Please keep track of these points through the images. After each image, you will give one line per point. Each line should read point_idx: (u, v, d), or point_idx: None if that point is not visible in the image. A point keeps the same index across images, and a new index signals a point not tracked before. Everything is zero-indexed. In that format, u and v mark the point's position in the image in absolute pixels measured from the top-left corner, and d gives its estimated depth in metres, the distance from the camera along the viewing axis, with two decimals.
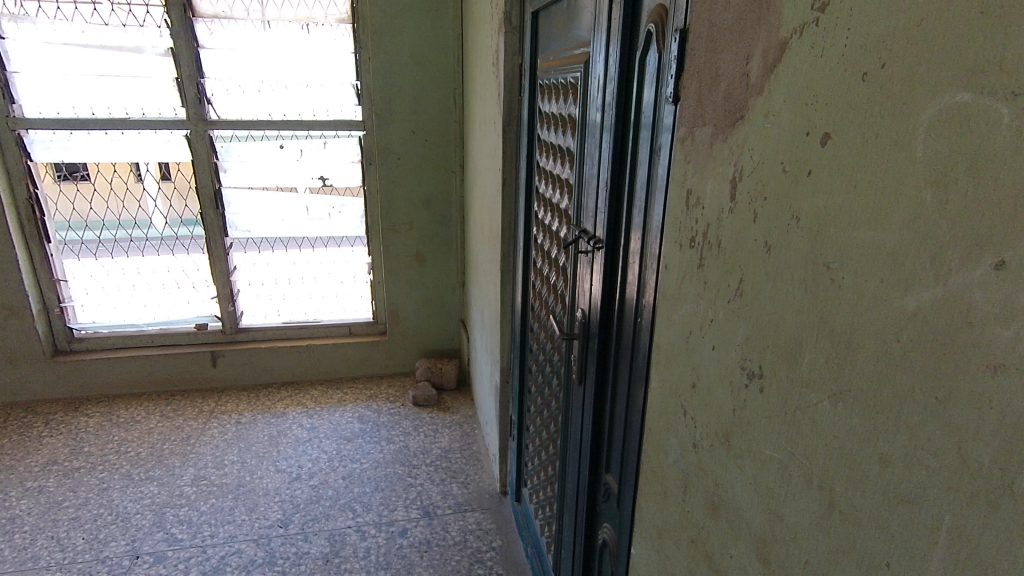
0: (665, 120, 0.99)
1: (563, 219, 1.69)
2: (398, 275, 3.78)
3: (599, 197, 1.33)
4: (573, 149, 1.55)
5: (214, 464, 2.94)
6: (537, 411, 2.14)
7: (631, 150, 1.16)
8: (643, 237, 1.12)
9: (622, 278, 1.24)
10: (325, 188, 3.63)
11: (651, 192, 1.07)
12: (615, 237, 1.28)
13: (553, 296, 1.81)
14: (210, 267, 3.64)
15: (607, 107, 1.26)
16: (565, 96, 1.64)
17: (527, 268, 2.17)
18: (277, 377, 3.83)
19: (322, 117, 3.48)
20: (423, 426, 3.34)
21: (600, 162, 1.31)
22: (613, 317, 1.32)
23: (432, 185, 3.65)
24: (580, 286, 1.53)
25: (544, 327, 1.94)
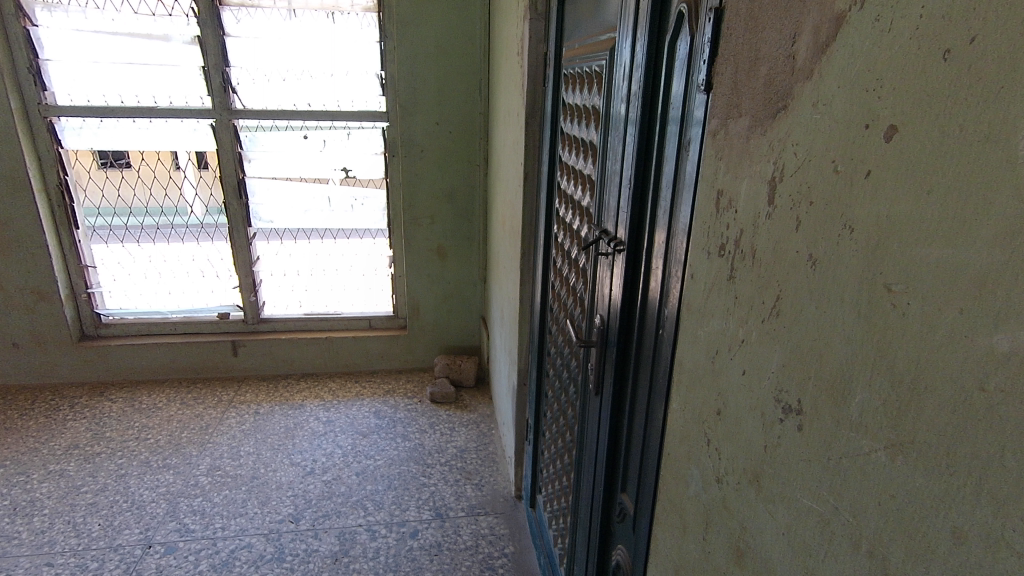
0: (695, 112, 0.88)
1: (584, 217, 1.59)
2: (419, 269, 3.72)
3: (620, 196, 1.23)
4: (596, 143, 1.45)
5: (230, 455, 2.94)
6: (553, 417, 2.05)
7: (657, 146, 1.06)
8: (667, 241, 1.01)
9: (645, 285, 1.14)
10: (348, 179, 3.59)
11: (678, 191, 0.97)
12: (637, 241, 1.18)
13: (572, 299, 1.71)
14: (233, 256, 3.64)
15: (631, 99, 1.16)
16: (589, 86, 1.54)
17: (546, 267, 2.08)
18: (297, 369, 3.83)
19: (347, 107, 3.43)
20: (439, 424, 3.28)
21: (624, 158, 1.21)
22: (633, 326, 1.22)
23: (456, 178, 3.58)
24: (599, 290, 1.43)
25: (562, 330, 1.84)
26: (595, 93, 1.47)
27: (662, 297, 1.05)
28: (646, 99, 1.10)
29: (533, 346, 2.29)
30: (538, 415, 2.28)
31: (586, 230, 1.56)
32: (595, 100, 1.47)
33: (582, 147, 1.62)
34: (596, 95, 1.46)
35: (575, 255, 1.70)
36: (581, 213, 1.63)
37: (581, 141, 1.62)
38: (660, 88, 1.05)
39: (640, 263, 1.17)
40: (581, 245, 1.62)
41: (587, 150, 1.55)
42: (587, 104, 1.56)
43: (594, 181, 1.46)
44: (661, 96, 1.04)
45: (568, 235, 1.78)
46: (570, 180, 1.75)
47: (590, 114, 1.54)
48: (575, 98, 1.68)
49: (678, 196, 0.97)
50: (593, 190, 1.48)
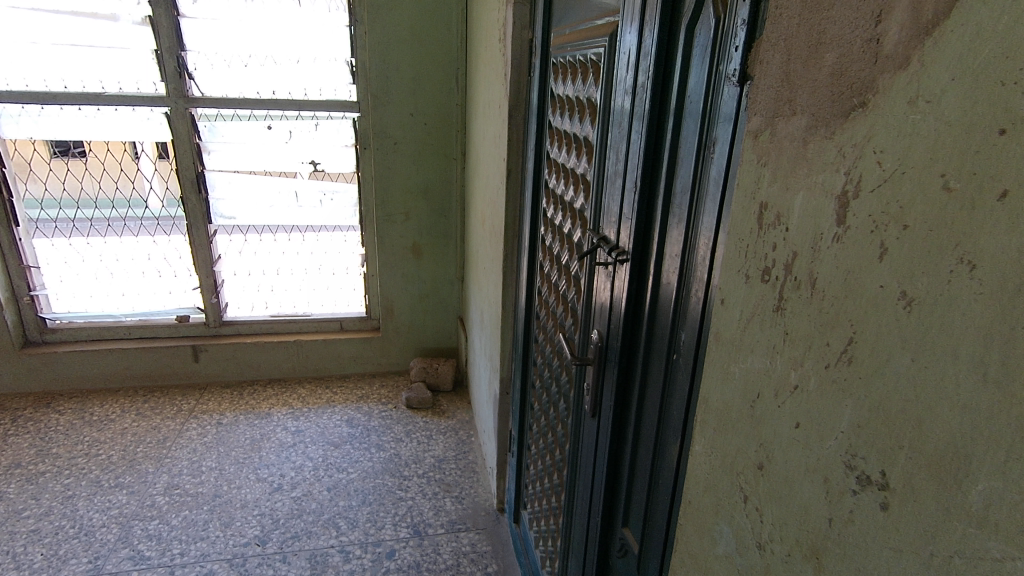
0: (723, 108, 0.75)
1: (577, 221, 1.45)
2: (393, 268, 3.55)
3: (623, 200, 1.10)
4: (592, 140, 1.31)
5: (190, 472, 2.74)
6: (539, 432, 1.92)
7: (670, 145, 0.93)
8: (684, 254, 0.89)
9: (654, 303, 1.01)
10: (317, 173, 3.38)
11: (699, 198, 0.84)
12: (645, 251, 1.05)
13: (563, 309, 1.58)
14: (192, 255, 3.41)
15: (637, 91, 1.02)
16: (581, 77, 1.40)
17: (532, 271, 1.94)
18: (263, 374, 3.62)
19: (314, 97, 3.22)
20: (416, 432, 3.13)
21: (628, 156, 1.07)
22: (639, 346, 1.10)
23: (432, 172, 3.41)
24: (596, 302, 1.30)
25: (551, 341, 1.71)
26: (589, 84, 1.33)
27: (677, 318, 0.92)
28: (656, 89, 0.97)
29: (517, 354, 2.16)
30: (523, 428, 2.15)
31: (579, 235, 1.43)
32: (589, 91, 1.33)
33: (573, 143, 1.48)
34: (591, 87, 1.32)
35: (566, 261, 1.56)
36: (572, 217, 1.50)
37: (573, 136, 1.48)
38: (674, 78, 0.91)
39: (647, 276, 1.04)
40: (573, 250, 1.49)
41: (580, 147, 1.42)
42: (578, 96, 1.43)
43: (590, 181, 1.33)
44: (676, 88, 0.91)
45: (557, 239, 1.65)
46: (560, 179, 1.61)
47: (580, 107, 1.41)
48: (564, 89, 1.55)
49: (699, 204, 0.84)
50: (589, 190, 1.35)
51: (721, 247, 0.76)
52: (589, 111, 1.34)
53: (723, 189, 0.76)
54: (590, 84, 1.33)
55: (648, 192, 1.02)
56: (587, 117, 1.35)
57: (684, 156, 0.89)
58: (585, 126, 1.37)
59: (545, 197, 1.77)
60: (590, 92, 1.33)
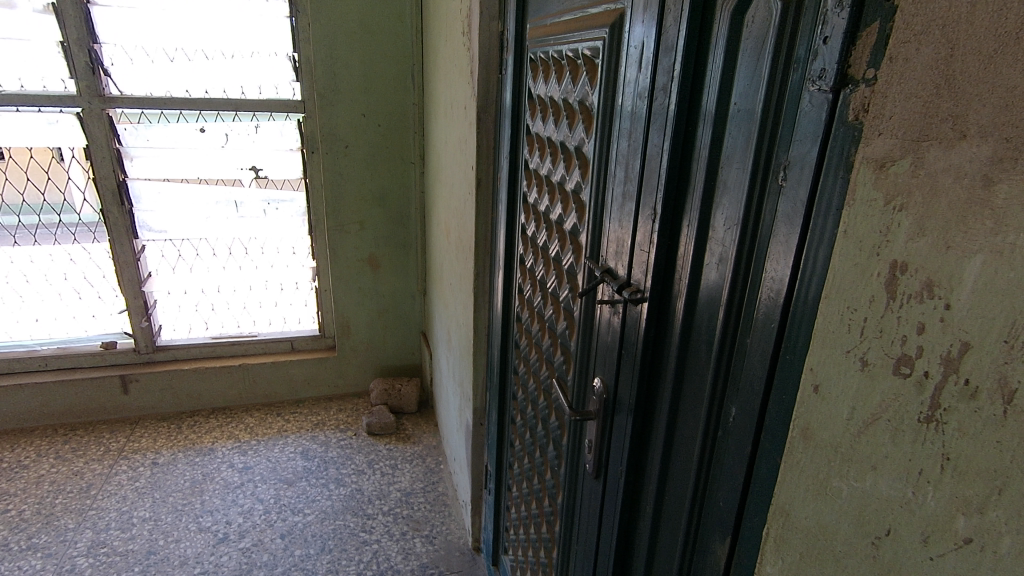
0: (803, 119, 0.55)
1: (567, 244, 1.24)
2: (348, 282, 3.26)
3: (638, 226, 0.90)
4: (587, 152, 1.10)
5: (119, 525, 2.40)
6: (522, 474, 1.71)
7: (709, 164, 0.73)
8: (733, 303, 0.69)
9: (686, 357, 0.82)
10: (259, 180, 3.06)
11: (758, 234, 0.64)
12: (670, 290, 0.85)
13: (551, 344, 1.37)
14: (117, 274, 3.02)
15: (658, 92, 0.82)
16: (569, 75, 1.18)
17: (508, 294, 1.72)
18: (205, 403, 3.27)
19: (253, 95, 2.90)
20: (379, 462, 2.87)
21: (645, 173, 0.87)
22: (661, 404, 0.90)
23: (387, 178, 3.14)
24: (596, 343, 1.09)
25: (536, 377, 1.50)
26: (581, 84, 1.12)
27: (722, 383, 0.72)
28: (686, 91, 0.77)
29: (492, 384, 1.94)
30: (500, 464, 1.94)
31: (570, 261, 1.23)
32: (582, 92, 1.12)
33: (557, 153, 1.28)
34: (584, 87, 1.10)
35: (554, 287, 1.35)
36: (560, 238, 1.28)
37: (559, 143, 1.26)
38: (715, 76, 0.71)
39: (673, 323, 0.84)
40: (562, 273, 1.29)
41: (567, 158, 1.21)
42: (564, 99, 1.21)
43: (586, 198, 1.12)
44: (717, 90, 0.71)
45: (540, 260, 1.44)
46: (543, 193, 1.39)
47: (568, 114, 1.19)
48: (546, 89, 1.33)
49: (758, 242, 0.64)
50: (584, 208, 1.14)
51: (806, 307, 0.56)
52: (581, 117, 1.12)
53: (804, 226, 0.56)
54: (581, 87, 1.12)
55: (674, 218, 0.82)
56: (577, 124, 1.15)
57: (733, 179, 0.69)
58: (575, 133, 1.16)
59: (522, 212, 1.56)
60: (581, 96, 1.12)
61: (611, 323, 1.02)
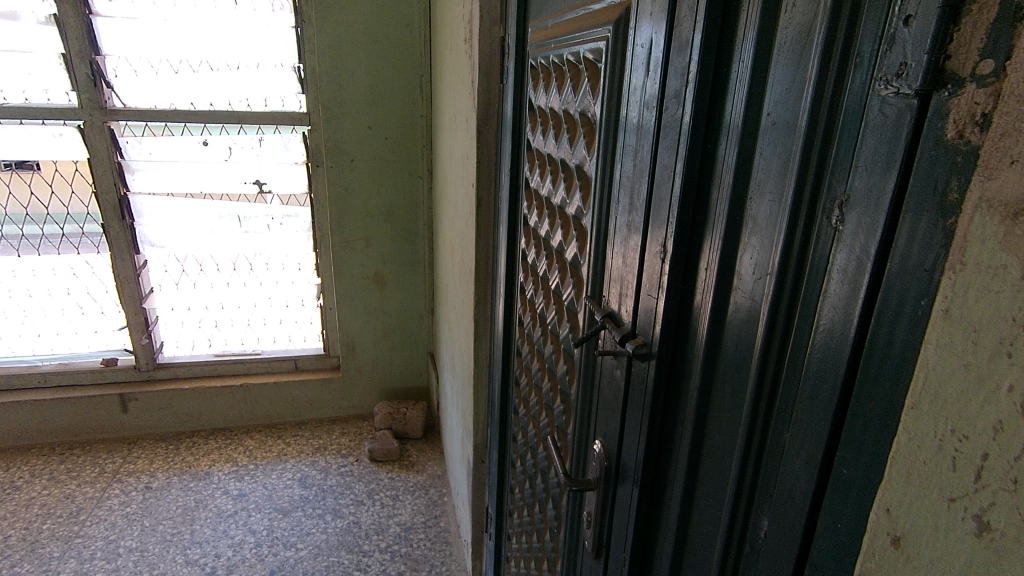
0: (871, 136, 0.39)
1: (567, 277, 1.07)
2: (353, 300, 3.14)
3: (645, 265, 0.73)
4: (588, 172, 0.94)
5: (104, 555, 2.28)
6: (522, 527, 1.53)
7: (734, 193, 0.56)
8: (765, 382, 0.52)
9: (704, 435, 0.64)
10: (263, 194, 2.97)
11: (803, 292, 0.47)
12: (687, 346, 0.67)
13: (551, 388, 1.20)
14: (118, 290, 2.94)
15: (670, 102, 0.65)
16: (571, 83, 1.02)
17: (508, 324, 1.56)
18: (206, 424, 3.17)
19: (258, 108, 2.83)
20: (380, 493, 2.72)
21: (653, 201, 0.70)
22: (672, 487, 0.72)
23: (395, 193, 3.02)
24: (597, 396, 0.92)
25: (536, 422, 1.33)
26: (583, 93, 0.95)
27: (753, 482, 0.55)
28: (703, 100, 0.60)
29: (492, 420, 1.77)
30: (500, 509, 1.76)
31: (570, 296, 1.06)
32: (584, 103, 0.95)
33: (557, 172, 1.12)
34: (586, 97, 0.94)
35: (553, 321, 1.18)
36: (560, 269, 1.12)
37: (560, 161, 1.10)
38: (742, 79, 0.54)
39: (689, 390, 0.67)
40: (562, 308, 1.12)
41: (568, 179, 1.05)
42: (566, 109, 1.05)
43: (589, 225, 0.95)
44: (744, 98, 0.54)
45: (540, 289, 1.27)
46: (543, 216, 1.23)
47: (570, 126, 1.03)
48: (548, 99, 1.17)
49: (803, 303, 0.47)
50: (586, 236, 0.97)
51: (881, 408, 0.39)
52: (582, 131, 0.96)
53: (878, 290, 0.39)
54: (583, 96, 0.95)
55: (690, 258, 0.65)
56: (578, 139, 0.99)
57: (767, 215, 0.52)
58: (577, 149, 0.99)
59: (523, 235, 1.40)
60: (583, 107, 0.96)
61: (614, 379, 0.84)
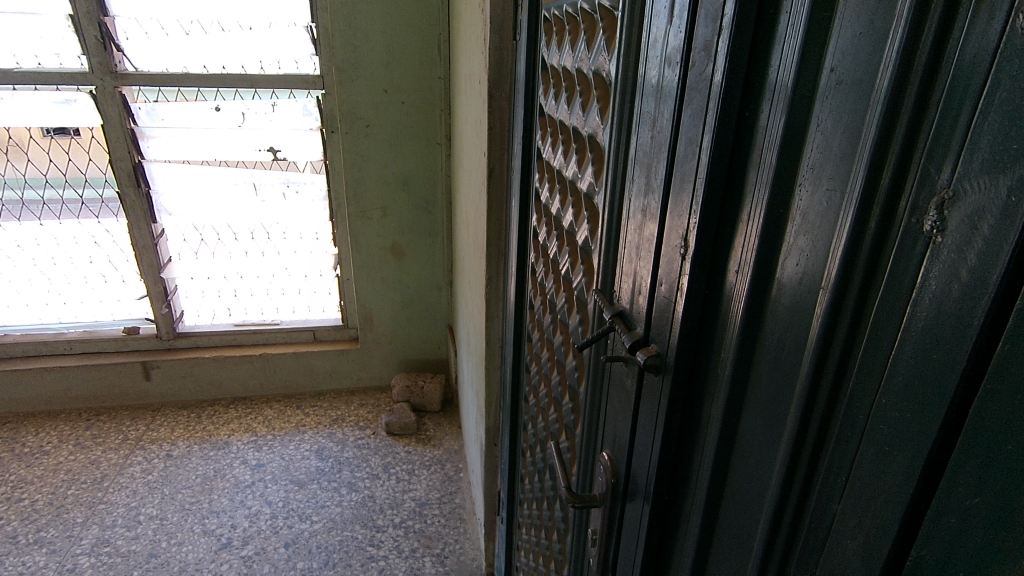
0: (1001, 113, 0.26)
1: (578, 263, 0.95)
2: (371, 271, 3.06)
3: (661, 260, 0.60)
4: (602, 143, 0.80)
5: (125, 523, 2.32)
6: (532, 519, 1.45)
7: (778, 179, 0.43)
8: (808, 429, 0.40)
9: (727, 476, 0.53)
10: (279, 162, 2.89)
11: (869, 321, 0.34)
12: (710, 363, 0.55)
13: (560, 383, 1.09)
14: (137, 259, 2.93)
15: (697, 57, 0.51)
16: (585, 37, 0.87)
17: (520, 306, 1.44)
18: (227, 392, 3.19)
19: (272, 71, 2.70)
20: (396, 467, 2.69)
21: (673, 184, 0.57)
22: (686, 526, 0.61)
23: (412, 161, 2.90)
24: (605, 403, 0.80)
25: (545, 416, 1.22)
26: (598, 49, 0.81)
27: (788, 550, 0.43)
28: (739, 53, 0.46)
29: (504, 404, 1.68)
30: (511, 496, 1.69)
31: (580, 282, 0.93)
32: (598, 61, 0.81)
33: (569, 141, 0.98)
34: (600, 53, 0.80)
35: (563, 309, 1.06)
36: (571, 253, 0.99)
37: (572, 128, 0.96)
38: (794, 25, 0.40)
39: (710, 419, 0.54)
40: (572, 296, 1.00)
41: (580, 148, 0.91)
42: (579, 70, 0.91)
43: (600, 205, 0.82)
44: (795, 51, 0.40)
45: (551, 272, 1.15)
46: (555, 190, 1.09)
47: (583, 90, 0.89)
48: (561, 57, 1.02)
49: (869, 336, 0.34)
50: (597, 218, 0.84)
51: (991, 510, 0.27)
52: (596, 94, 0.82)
53: (999, 337, 0.26)
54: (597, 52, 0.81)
55: (716, 256, 0.52)
56: (593, 102, 0.84)
57: (823, 210, 0.38)
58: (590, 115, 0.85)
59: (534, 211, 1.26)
60: (596, 65, 0.81)
61: (623, 388, 0.72)
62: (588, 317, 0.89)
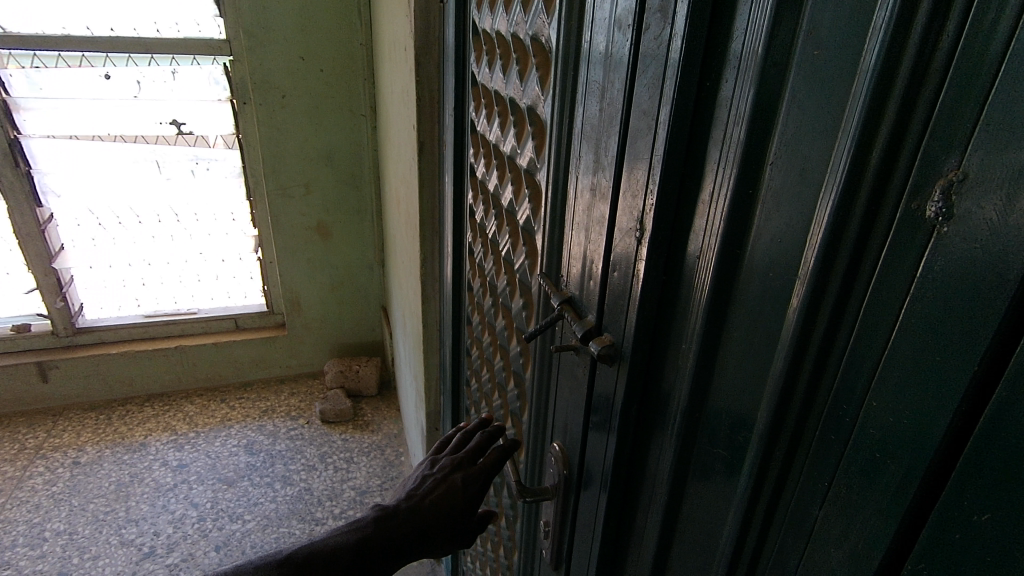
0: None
1: (520, 244, 0.90)
2: (295, 253, 2.88)
3: (613, 244, 0.56)
4: (543, 116, 0.74)
5: (27, 542, 2.09)
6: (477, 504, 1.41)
7: (745, 157, 0.39)
8: (783, 428, 0.37)
9: (690, 472, 0.50)
10: (184, 137, 2.61)
11: (855, 315, 0.31)
12: (670, 355, 0.52)
13: (503, 369, 1.04)
14: (22, 248, 2.60)
15: (652, 20, 0.47)
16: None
17: (459, 288, 1.38)
18: (140, 390, 2.94)
19: (170, 34, 2.41)
20: (333, 456, 2.58)
21: (625, 161, 0.52)
22: (645, 519, 0.59)
23: (335, 134, 2.72)
24: (555, 392, 0.77)
25: (489, 402, 1.18)
26: (535, 12, 0.74)
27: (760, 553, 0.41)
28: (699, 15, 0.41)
29: (445, 388, 1.63)
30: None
31: (522, 264, 0.89)
32: (535, 24, 0.75)
33: (506, 113, 0.92)
34: (538, 17, 0.74)
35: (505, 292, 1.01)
36: (512, 234, 0.93)
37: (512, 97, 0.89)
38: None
39: (669, 413, 0.51)
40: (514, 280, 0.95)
41: (518, 121, 0.85)
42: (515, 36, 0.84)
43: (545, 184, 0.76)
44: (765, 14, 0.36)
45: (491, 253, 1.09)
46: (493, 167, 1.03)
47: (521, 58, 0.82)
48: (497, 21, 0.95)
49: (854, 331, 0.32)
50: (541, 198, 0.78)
51: (1002, 530, 0.24)
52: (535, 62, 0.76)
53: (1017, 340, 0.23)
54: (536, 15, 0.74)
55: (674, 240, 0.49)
56: (530, 70, 0.78)
57: (803, 190, 0.35)
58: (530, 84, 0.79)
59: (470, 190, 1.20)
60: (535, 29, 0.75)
61: (575, 379, 0.69)
62: (533, 302, 0.85)
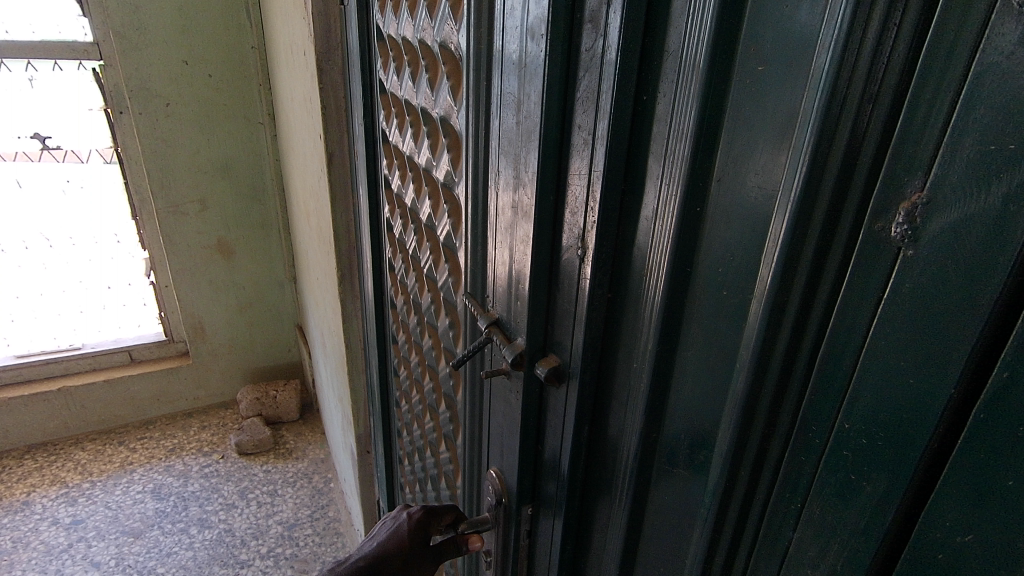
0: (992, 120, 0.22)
1: (442, 261, 0.86)
2: (195, 275, 2.65)
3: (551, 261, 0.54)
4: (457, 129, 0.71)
5: None
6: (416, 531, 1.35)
7: (692, 173, 0.38)
8: (752, 449, 0.36)
9: (649, 496, 0.49)
10: (51, 152, 2.33)
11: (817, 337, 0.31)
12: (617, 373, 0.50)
13: (434, 391, 1.00)
14: None
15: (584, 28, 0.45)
16: (425, 4, 0.76)
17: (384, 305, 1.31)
18: (16, 442, 2.56)
19: (24, 37, 2.13)
20: (255, 491, 2.40)
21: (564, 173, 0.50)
22: (603, 541, 0.57)
23: (231, 145, 2.52)
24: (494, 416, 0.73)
25: (421, 425, 1.13)
26: (441, 18, 0.71)
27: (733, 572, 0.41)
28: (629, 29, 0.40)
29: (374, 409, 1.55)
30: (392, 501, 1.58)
31: (445, 281, 0.85)
32: (443, 31, 0.71)
33: (419, 124, 0.87)
34: (445, 24, 0.70)
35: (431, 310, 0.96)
36: (433, 250, 0.89)
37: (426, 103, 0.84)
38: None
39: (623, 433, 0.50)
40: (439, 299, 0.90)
41: (433, 133, 0.81)
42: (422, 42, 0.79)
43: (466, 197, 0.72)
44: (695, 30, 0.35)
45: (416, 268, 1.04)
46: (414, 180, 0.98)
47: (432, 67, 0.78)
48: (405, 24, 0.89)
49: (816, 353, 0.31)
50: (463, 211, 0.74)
51: (989, 549, 0.25)
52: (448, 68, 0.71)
53: (995, 360, 0.24)
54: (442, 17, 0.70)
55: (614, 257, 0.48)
56: (441, 78, 0.74)
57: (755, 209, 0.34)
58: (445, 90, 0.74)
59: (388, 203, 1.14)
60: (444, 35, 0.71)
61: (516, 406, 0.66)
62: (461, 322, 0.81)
